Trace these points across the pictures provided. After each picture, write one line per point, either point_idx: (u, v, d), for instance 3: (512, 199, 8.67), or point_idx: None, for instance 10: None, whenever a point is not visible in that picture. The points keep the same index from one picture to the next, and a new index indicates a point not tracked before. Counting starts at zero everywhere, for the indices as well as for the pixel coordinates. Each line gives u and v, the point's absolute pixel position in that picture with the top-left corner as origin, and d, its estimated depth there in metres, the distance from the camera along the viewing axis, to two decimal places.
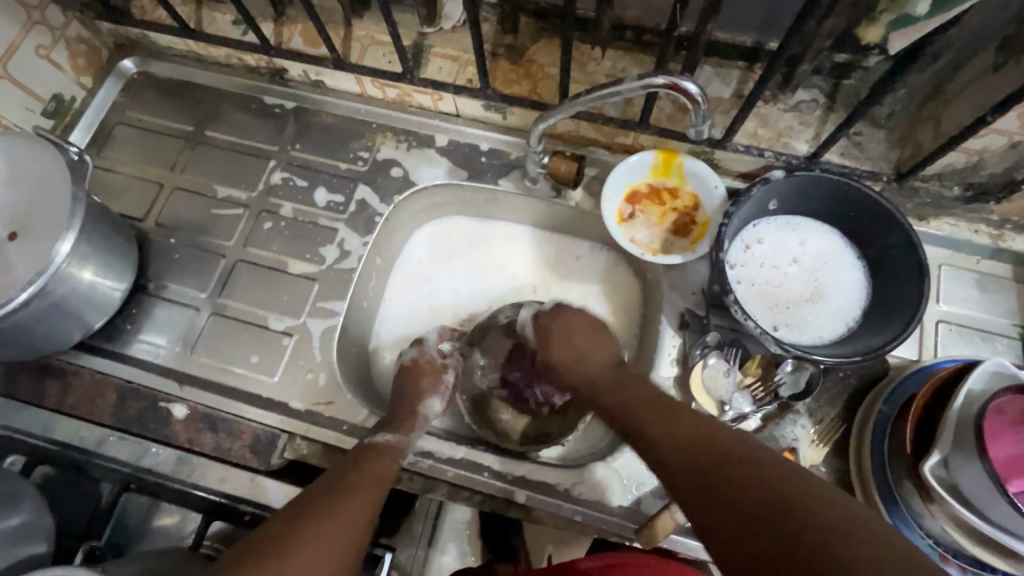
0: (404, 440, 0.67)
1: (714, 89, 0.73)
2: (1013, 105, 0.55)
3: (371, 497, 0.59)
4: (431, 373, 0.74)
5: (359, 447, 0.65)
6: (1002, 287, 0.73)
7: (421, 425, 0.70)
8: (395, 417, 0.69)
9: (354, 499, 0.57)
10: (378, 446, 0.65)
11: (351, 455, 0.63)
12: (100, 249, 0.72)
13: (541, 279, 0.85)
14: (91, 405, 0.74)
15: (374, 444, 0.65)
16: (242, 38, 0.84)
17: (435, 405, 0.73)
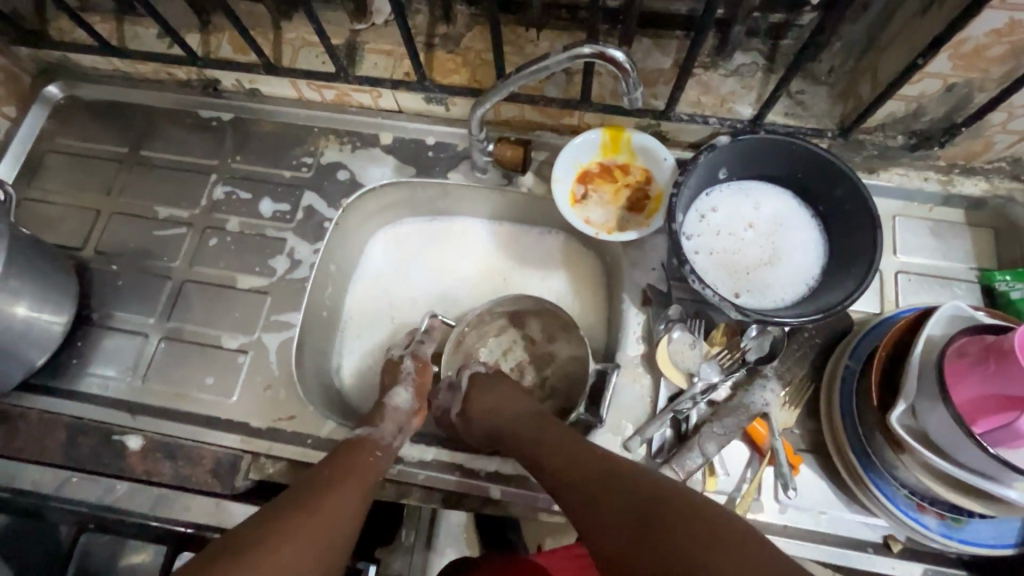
0: (376, 434, 0.65)
1: (654, 60, 0.72)
2: (943, 45, 0.54)
3: (360, 483, 0.59)
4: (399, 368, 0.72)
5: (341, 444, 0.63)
6: (956, 233, 0.73)
7: (393, 421, 0.67)
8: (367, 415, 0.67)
9: (340, 487, 0.57)
10: (358, 441, 0.63)
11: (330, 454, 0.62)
12: (34, 282, 0.69)
13: (509, 277, 0.84)
14: (39, 446, 0.70)
15: (347, 443, 0.63)
16: (169, 52, 0.81)
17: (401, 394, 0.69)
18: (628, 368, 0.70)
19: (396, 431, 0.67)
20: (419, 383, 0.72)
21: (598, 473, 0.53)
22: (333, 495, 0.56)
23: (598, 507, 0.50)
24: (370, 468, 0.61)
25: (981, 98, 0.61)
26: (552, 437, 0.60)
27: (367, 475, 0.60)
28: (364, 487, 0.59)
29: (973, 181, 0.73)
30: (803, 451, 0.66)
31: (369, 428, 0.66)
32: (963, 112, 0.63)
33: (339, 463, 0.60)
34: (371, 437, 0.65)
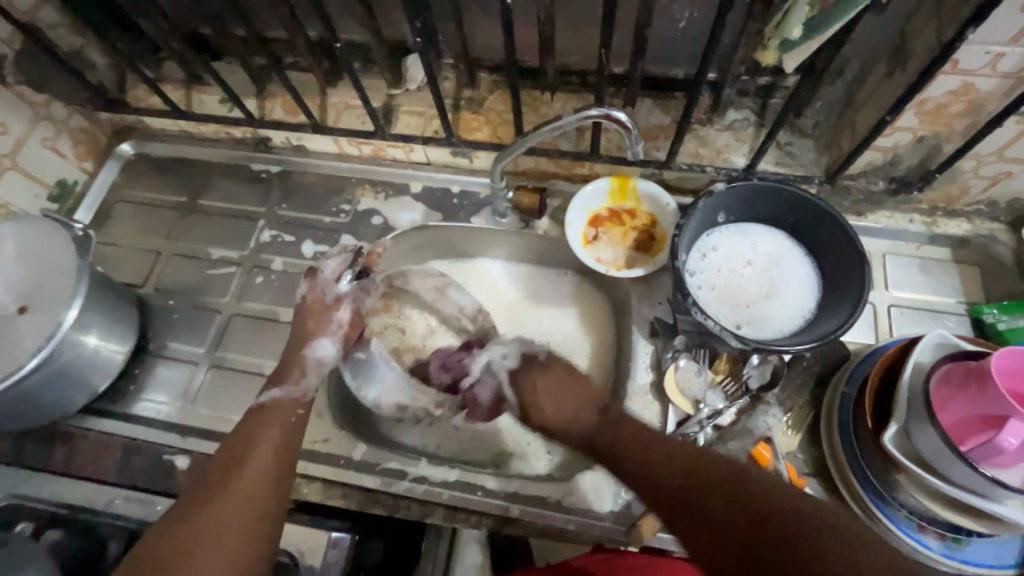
0: (293, 393, 0.69)
1: (655, 118, 0.81)
2: (906, 104, 0.62)
3: (280, 441, 0.64)
4: (323, 313, 0.75)
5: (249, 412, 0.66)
6: (944, 270, 0.78)
7: (313, 373, 0.72)
8: (283, 371, 0.71)
9: (262, 446, 0.62)
10: (267, 405, 0.67)
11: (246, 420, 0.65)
12: (105, 315, 0.78)
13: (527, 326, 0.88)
14: (97, 464, 0.77)
15: (262, 404, 0.67)
16: (229, 114, 0.92)
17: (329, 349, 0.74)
18: (638, 395, 0.75)
19: (316, 382, 0.71)
20: (346, 333, 0.75)
21: (673, 453, 0.57)
22: (255, 454, 0.61)
23: (665, 476, 0.55)
24: (293, 426, 0.66)
25: (949, 148, 0.68)
26: (620, 422, 0.63)
27: (289, 433, 0.65)
28: (289, 442, 0.64)
29: (955, 222, 0.79)
30: (807, 474, 0.69)
31: (288, 387, 0.69)
32: (936, 160, 0.70)
33: (260, 425, 0.65)
34: (281, 398, 0.68)
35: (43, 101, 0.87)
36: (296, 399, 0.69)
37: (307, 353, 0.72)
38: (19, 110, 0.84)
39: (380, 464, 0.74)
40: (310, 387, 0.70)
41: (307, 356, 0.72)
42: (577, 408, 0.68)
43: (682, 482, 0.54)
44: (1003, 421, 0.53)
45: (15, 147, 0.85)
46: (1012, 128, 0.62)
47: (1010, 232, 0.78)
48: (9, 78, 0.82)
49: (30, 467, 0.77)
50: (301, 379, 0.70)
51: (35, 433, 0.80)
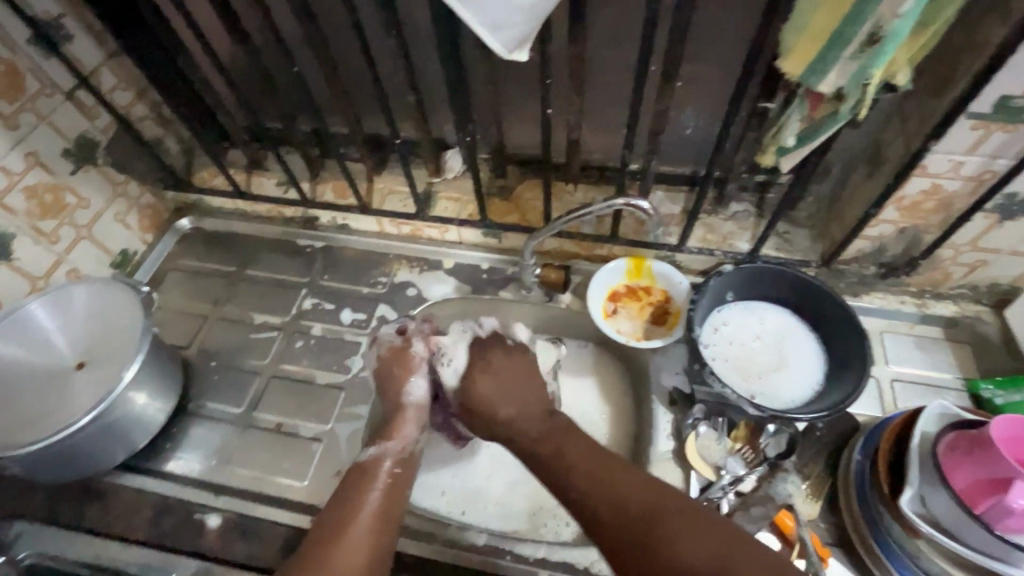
0: (398, 445, 0.71)
1: (667, 208, 0.91)
2: (886, 200, 0.72)
3: (379, 508, 0.65)
4: (405, 355, 0.76)
5: (353, 470, 0.68)
6: (938, 347, 0.85)
7: (412, 422, 0.73)
8: (383, 427, 0.73)
9: (366, 513, 0.63)
10: (368, 464, 0.69)
11: (350, 479, 0.68)
12: (156, 374, 0.82)
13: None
14: (127, 523, 0.78)
15: (364, 464, 0.69)
16: (284, 196, 1.03)
17: (418, 385, 0.75)
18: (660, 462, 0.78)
19: (416, 432, 0.73)
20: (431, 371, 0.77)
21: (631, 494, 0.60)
22: (357, 520, 0.62)
23: (629, 512, 0.59)
24: (393, 489, 0.67)
25: (929, 238, 0.77)
26: (569, 436, 0.68)
27: (391, 502, 0.66)
28: (389, 511, 0.65)
29: (943, 304, 0.86)
30: (831, 544, 0.71)
31: (382, 443, 0.71)
32: (919, 248, 0.79)
33: (360, 489, 0.66)
34: (382, 457, 0.70)
35: (123, 180, 0.98)
36: (394, 454, 0.70)
37: (405, 400, 0.74)
38: (101, 187, 0.94)
39: (411, 527, 0.76)
40: (409, 438, 0.72)
41: (406, 404, 0.74)
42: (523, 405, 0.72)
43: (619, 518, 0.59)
44: (1009, 482, 0.57)
45: (92, 219, 0.94)
46: (980, 222, 0.72)
47: (995, 314, 0.85)
48: (100, 160, 0.93)
49: (58, 525, 0.79)
50: (401, 429, 0.72)
51: (69, 489, 0.81)
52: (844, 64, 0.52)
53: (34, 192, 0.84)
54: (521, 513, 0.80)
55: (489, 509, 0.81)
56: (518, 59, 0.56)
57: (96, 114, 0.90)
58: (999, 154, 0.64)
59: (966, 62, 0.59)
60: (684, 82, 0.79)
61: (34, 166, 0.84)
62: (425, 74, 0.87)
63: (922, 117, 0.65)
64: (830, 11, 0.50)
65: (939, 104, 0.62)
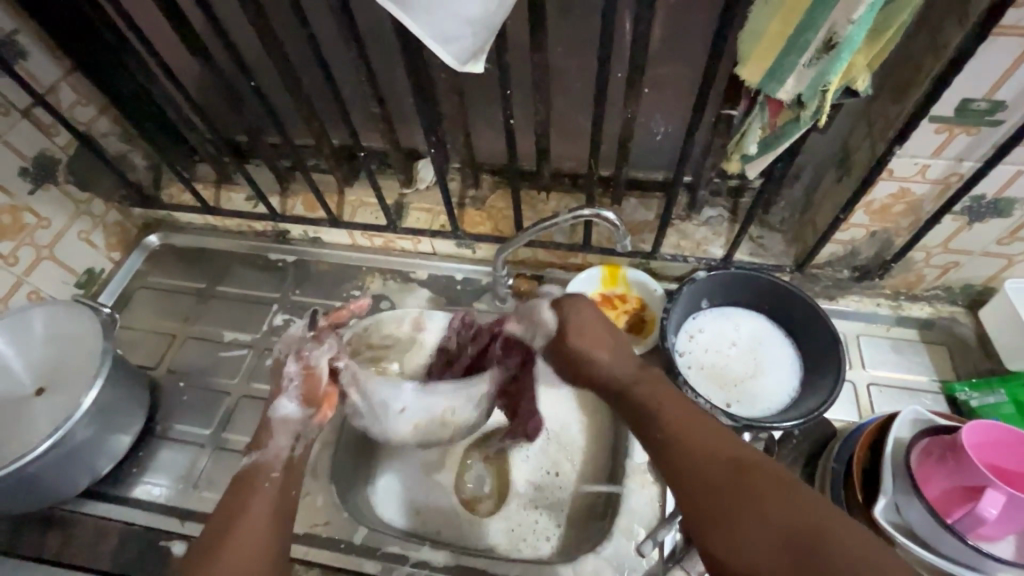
0: (267, 456, 0.62)
1: (640, 215, 0.90)
2: (854, 205, 0.71)
3: (270, 510, 0.56)
4: (284, 375, 0.66)
5: (236, 477, 0.59)
6: (914, 349, 0.84)
7: (282, 434, 0.64)
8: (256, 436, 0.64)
9: (251, 515, 0.55)
10: (246, 471, 0.60)
11: (234, 485, 0.58)
12: (118, 398, 0.80)
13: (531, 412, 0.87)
14: (91, 552, 0.76)
15: (245, 472, 0.60)
16: (254, 210, 1.01)
17: (286, 405, 0.65)
18: (636, 473, 0.76)
19: (289, 441, 0.63)
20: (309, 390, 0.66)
21: (718, 468, 0.49)
22: (241, 521, 0.54)
23: (714, 482, 0.48)
24: (281, 489, 0.58)
25: (900, 241, 0.77)
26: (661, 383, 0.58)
27: (283, 498, 0.58)
28: (282, 511, 0.57)
29: (918, 306, 0.86)
30: None
31: (257, 453, 0.62)
32: (890, 251, 0.79)
33: (243, 495, 0.57)
34: (266, 461, 0.61)
35: (86, 198, 0.95)
36: (265, 463, 0.61)
37: (273, 414, 0.65)
38: (63, 206, 0.92)
39: (381, 549, 0.74)
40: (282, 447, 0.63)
41: (273, 419, 0.64)
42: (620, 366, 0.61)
43: (710, 474, 0.49)
44: (981, 490, 0.56)
45: (54, 240, 0.92)
46: (949, 224, 0.71)
47: (970, 314, 0.85)
48: (61, 178, 0.91)
49: (19, 556, 0.77)
50: (269, 439, 0.63)
51: (31, 518, 0.79)
52: (801, 71, 0.51)
53: None
54: (499, 527, 0.79)
55: (464, 525, 0.80)
56: (472, 71, 0.54)
57: (55, 131, 0.88)
58: (964, 157, 0.63)
59: (926, 65, 0.58)
60: (651, 87, 0.78)
61: None
62: (391, 84, 0.86)
63: (887, 120, 0.65)
64: (785, 18, 0.49)
65: (902, 108, 0.62)
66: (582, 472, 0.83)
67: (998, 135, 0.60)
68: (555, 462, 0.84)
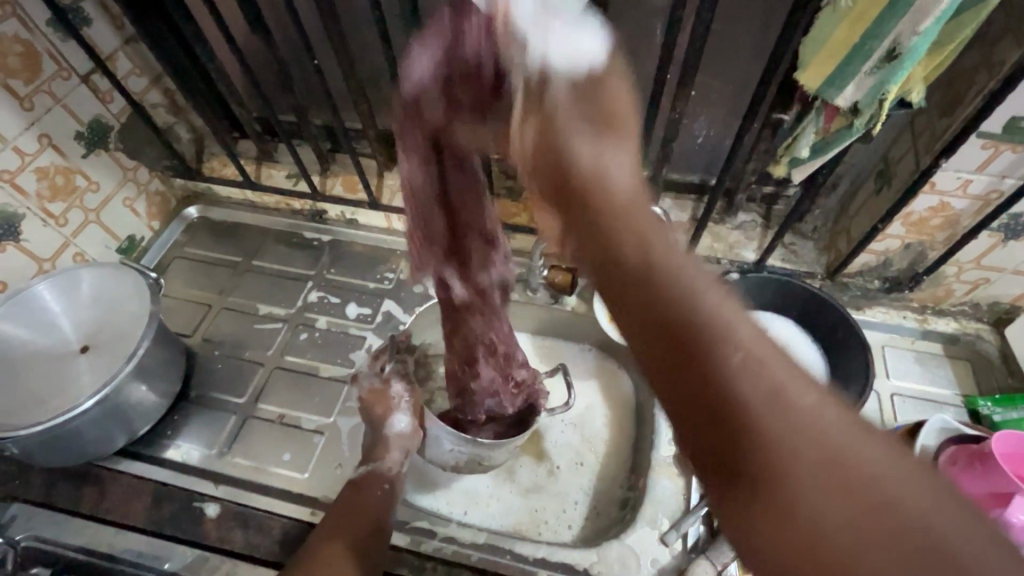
0: (382, 466, 0.76)
1: (675, 215, 0.92)
2: (894, 216, 0.73)
3: (374, 517, 0.70)
4: (384, 396, 0.79)
5: (353, 483, 0.74)
6: (938, 362, 0.86)
7: (397, 448, 0.77)
8: (369, 448, 0.77)
9: (359, 519, 0.69)
10: (361, 479, 0.74)
11: (351, 489, 0.73)
12: (160, 362, 0.82)
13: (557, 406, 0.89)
14: (126, 509, 0.78)
15: (355, 480, 0.74)
16: (294, 188, 1.03)
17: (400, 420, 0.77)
18: (662, 466, 0.78)
19: (401, 454, 0.77)
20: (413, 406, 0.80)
21: (765, 402, 0.30)
22: (352, 525, 0.68)
23: (757, 426, 0.29)
24: (382, 499, 0.73)
25: (933, 254, 0.78)
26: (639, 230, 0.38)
27: (382, 514, 0.72)
28: (381, 516, 0.71)
29: (944, 320, 0.87)
30: None
31: (374, 462, 0.76)
32: (922, 264, 0.81)
33: (356, 498, 0.72)
34: (372, 473, 0.75)
35: (133, 166, 0.97)
36: (381, 473, 0.75)
37: (388, 430, 0.77)
38: (111, 172, 0.94)
39: (411, 523, 0.76)
40: (395, 461, 0.76)
41: (387, 434, 0.77)
42: (601, 179, 0.39)
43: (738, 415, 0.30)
44: (1008, 498, 0.57)
45: (101, 204, 0.94)
46: (984, 240, 0.73)
47: (994, 332, 0.86)
48: (111, 145, 0.93)
49: (55, 508, 0.79)
50: (386, 453, 0.76)
51: (68, 473, 0.81)
52: (862, 78, 0.53)
53: (46, 174, 0.84)
54: (522, 510, 0.81)
55: (489, 506, 0.81)
56: None
57: (110, 99, 0.90)
58: (1006, 174, 0.65)
59: (979, 82, 0.60)
60: (698, 91, 0.80)
61: (46, 148, 0.84)
62: None
63: (933, 134, 0.66)
64: (852, 25, 0.51)
65: (950, 123, 0.63)
66: (606, 462, 0.85)
67: None
68: (579, 452, 0.86)
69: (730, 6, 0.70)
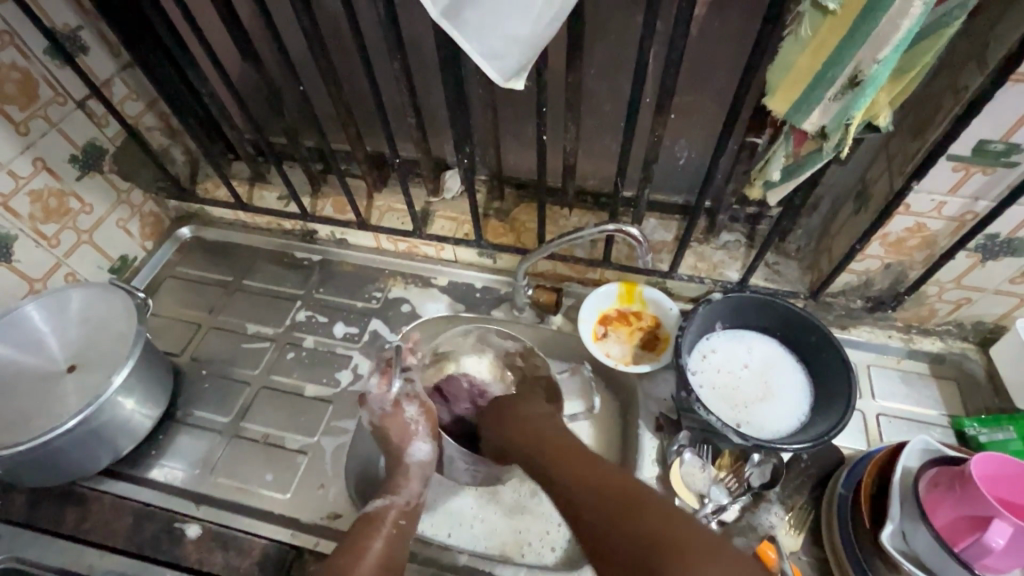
0: (398, 501, 0.73)
1: (659, 235, 0.93)
2: (872, 236, 0.74)
3: (385, 554, 0.66)
4: (398, 419, 0.79)
5: (360, 517, 0.70)
6: (924, 382, 0.85)
7: (417, 477, 0.76)
8: (388, 482, 0.75)
9: (371, 557, 0.65)
10: (374, 514, 0.70)
11: (358, 524, 0.69)
12: (145, 382, 0.82)
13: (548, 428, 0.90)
14: (106, 529, 0.78)
15: (370, 514, 0.70)
16: (285, 208, 1.04)
17: (420, 446, 0.78)
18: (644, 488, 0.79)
19: (420, 485, 0.76)
20: (426, 426, 0.80)
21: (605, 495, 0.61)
22: (363, 563, 0.64)
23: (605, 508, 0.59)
24: (396, 537, 0.68)
25: (914, 274, 0.79)
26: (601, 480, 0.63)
27: (394, 547, 0.67)
28: (393, 555, 0.66)
29: (930, 340, 0.87)
30: None
31: (389, 496, 0.73)
32: (904, 284, 0.81)
33: (364, 536, 0.67)
34: (388, 508, 0.71)
35: (127, 187, 0.99)
36: (400, 507, 0.72)
37: (409, 458, 0.77)
38: (105, 193, 0.96)
39: None
40: (415, 491, 0.75)
41: (409, 463, 0.77)
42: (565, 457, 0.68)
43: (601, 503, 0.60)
44: (988, 520, 0.57)
45: (94, 225, 0.95)
46: (963, 261, 0.73)
47: (981, 352, 0.86)
48: (106, 167, 0.95)
49: (36, 529, 0.79)
50: (404, 484, 0.75)
51: (50, 493, 0.81)
52: (827, 103, 0.54)
53: (39, 196, 0.86)
54: (504, 532, 0.80)
55: (474, 528, 0.81)
56: (513, 86, 0.57)
57: (106, 123, 0.93)
58: (980, 196, 0.66)
59: (946, 106, 0.61)
60: (678, 114, 0.81)
61: (40, 171, 0.86)
62: (427, 97, 0.90)
63: (906, 157, 0.67)
64: (816, 52, 0.52)
65: (921, 146, 0.64)
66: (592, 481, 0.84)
67: (1014, 177, 0.63)
68: None
69: (702, 31, 0.72)
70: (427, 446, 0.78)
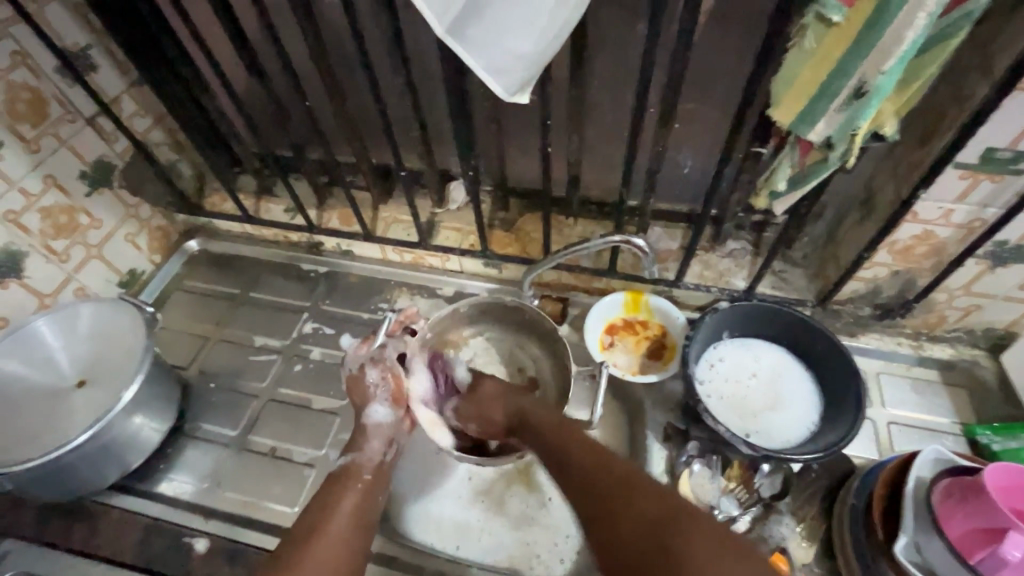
0: (364, 460, 0.70)
1: (664, 244, 0.93)
2: (879, 244, 0.73)
3: (355, 513, 0.65)
4: (361, 384, 0.72)
5: (332, 475, 0.69)
6: (935, 390, 0.85)
7: (379, 439, 0.71)
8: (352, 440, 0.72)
9: (342, 515, 0.64)
10: (340, 473, 0.69)
11: (330, 482, 0.68)
12: (154, 396, 0.83)
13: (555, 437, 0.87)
14: (115, 545, 0.78)
15: (337, 473, 0.69)
16: (291, 221, 1.05)
17: (379, 411, 0.72)
18: None
19: (383, 445, 0.71)
20: (394, 393, 0.73)
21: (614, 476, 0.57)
22: (334, 521, 0.63)
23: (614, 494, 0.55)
24: (366, 493, 0.68)
25: (923, 282, 0.78)
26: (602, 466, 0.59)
27: (367, 501, 0.67)
28: (364, 512, 0.66)
29: (939, 346, 0.86)
30: None
31: (354, 453, 0.71)
32: (913, 291, 0.80)
33: (335, 494, 0.66)
34: (356, 466, 0.70)
35: (135, 202, 1.00)
36: (361, 465, 0.70)
37: (365, 420, 0.72)
38: (113, 208, 0.97)
39: (399, 559, 0.79)
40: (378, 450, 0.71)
41: (367, 424, 0.72)
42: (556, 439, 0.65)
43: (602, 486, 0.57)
44: (1003, 532, 0.56)
45: (103, 239, 0.96)
46: (972, 268, 0.73)
47: (992, 358, 0.85)
48: (115, 183, 0.96)
49: (45, 544, 0.79)
50: (364, 444, 0.71)
51: (59, 509, 0.81)
52: (832, 114, 0.54)
53: (49, 212, 0.87)
54: (513, 543, 0.80)
55: (482, 540, 0.80)
56: (518, 101, 0.58)
57: (114, 138, 0.94)
58: (987, 203, 0.66)
59: (951, 114, 0.61)
60: (681, 123, 0.81)
61: (50, 188, 0.87)
62: (431, 108, 0.91)
63: (911, 165, 0.67)
64: (819, 65, 0.52)
65: (927, 153, 0.64)
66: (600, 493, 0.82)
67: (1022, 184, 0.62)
68: None
69: (704, 41, 0.72)
70: (388, 411, 0.72)
